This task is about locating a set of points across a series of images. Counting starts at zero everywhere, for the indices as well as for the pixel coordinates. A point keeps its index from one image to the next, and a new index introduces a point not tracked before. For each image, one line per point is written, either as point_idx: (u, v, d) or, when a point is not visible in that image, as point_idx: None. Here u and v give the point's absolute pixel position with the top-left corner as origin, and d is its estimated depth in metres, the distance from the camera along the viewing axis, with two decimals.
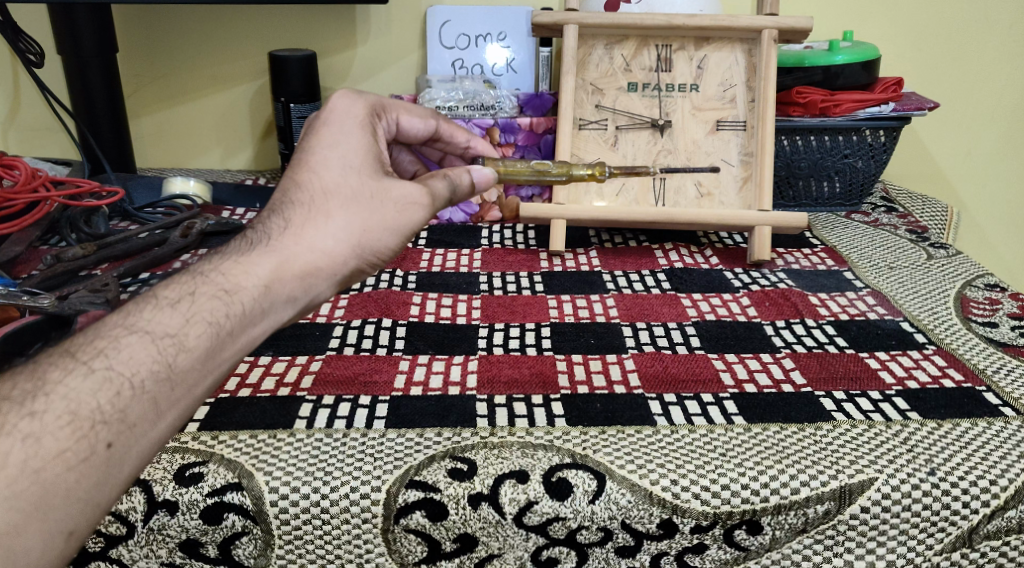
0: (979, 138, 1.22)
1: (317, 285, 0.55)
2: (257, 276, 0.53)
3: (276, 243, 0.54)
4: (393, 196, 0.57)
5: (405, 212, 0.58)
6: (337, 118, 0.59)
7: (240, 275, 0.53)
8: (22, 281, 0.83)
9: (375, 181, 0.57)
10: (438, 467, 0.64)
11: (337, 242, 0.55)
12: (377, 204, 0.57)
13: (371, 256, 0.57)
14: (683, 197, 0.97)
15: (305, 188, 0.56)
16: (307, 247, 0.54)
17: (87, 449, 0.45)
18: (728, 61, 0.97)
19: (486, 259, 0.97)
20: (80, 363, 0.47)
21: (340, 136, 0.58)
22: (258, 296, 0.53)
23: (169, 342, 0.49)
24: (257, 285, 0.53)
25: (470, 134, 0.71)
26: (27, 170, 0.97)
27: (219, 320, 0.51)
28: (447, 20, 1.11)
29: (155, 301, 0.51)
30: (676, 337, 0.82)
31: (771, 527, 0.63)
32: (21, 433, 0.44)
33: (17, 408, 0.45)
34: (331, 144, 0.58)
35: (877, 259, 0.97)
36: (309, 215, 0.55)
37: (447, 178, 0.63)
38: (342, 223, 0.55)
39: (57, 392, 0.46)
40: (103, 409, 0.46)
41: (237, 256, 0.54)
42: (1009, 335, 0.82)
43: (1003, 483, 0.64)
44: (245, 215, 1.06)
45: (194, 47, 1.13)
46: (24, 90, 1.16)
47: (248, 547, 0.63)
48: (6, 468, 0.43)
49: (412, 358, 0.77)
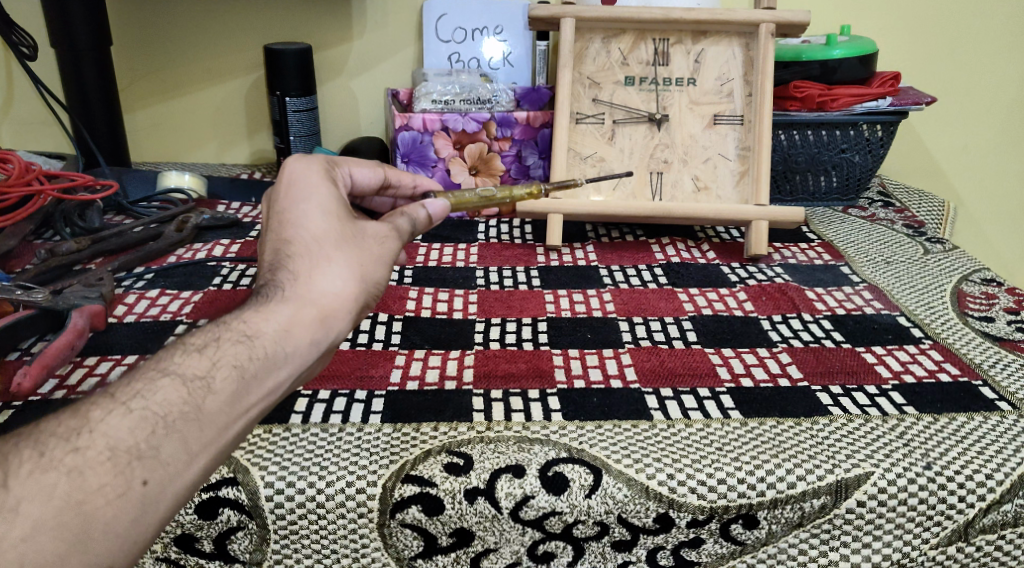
0: (976, 132, 1.22)
1: (336, 327, 0.54)
2: (274, 322, 0.52)
3: (288, 290, 0.53)
4: (371, 231, 0.57)
5: (388, 244, 0.58)
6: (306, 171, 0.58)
7: (257, 322, 0.52)
8: (17, 275, 0.82)
9: (356, 220, 0.57)
10: (434, 462, 0.63)
11: (342, 281, 0.54)
12: (363, 242, 0.56)
13: (373, 291, 0.56)
14: (680, 192, 0.97)
15: (299, 233, 0.55)
16: (317, 290, 0.54)
17: (123, 484, 0.45)
18: (725, 55, 0.97)
19: (482, 253, 0.97)
20: (118, 403, 0.47)
21: (312, 184, 0.57)
22: (278, 341, 0.52)
23: (199, 384, 0.49)
24: (276, 330, 0.52)
25: (416, 176, 0.69)
26: (20, 164, 0.95)
27: (244, 363, 0.50)
28: (442, 14, 1.10)
29: (183, 347, 0.51)
30: (673, 331, 0.81)
31: (767, 521, 0.64)
32: (64, 467, 0.44)
33: (62, 443, 0.45)
34: (303, 196, 0.57)
35: (873, 254, 0.97)
36: (310, 259, 0.54)
37: (405, 215, 0.61)
38: (344, 262, 0.55)
39: (98, 429, 0.46)
40: (139, 445, 0.46)
41: (252, 307, 0.53)
42: (1006, 330, 0.82)
43: (1000, 477, 0.64)
44: (240, 210, 1.06)
45: (188, 40, 1.13)
46: (17, 83, 1.15)
47: (243, 542, 0.63)
48: (52, 500, 0.43)
49: (408, 352, 0.77)
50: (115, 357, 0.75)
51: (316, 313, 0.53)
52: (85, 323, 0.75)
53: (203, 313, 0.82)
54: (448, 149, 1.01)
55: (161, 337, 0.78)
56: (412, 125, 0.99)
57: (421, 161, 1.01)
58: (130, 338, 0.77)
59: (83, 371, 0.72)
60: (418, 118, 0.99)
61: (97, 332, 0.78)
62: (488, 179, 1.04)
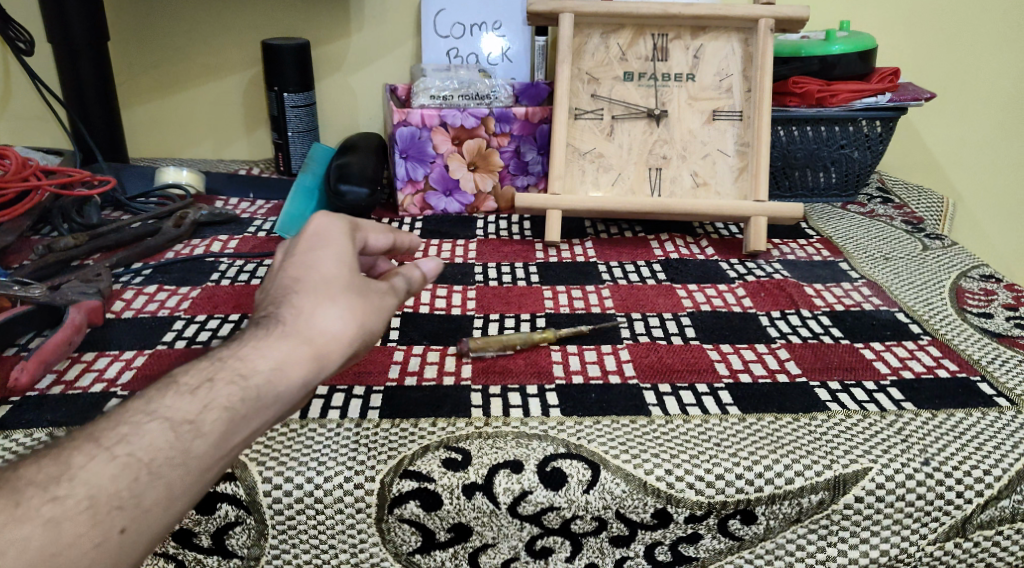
0: (975, 128, 1.22)
1: (328, 369, 0.54)
2: (268, 361, 0.52)
3: (287, 329, 0.54)
4: (376, 286, 0.58)
5: (389, 299, 0.58)
6: (324, 227, 0.60)
7: (253, 359, 0.52)
8: (14, 271, 0.82)
9: (363, 275, 0.58)
10: (432, 457, 0.63)
11: (341, 326, 0.55)
12: (368, 294, 0.57)
13: (366, 341, 0.57)
14: (678, 187, 0.97)
15: (307, 280, 0.56)
16: (317, 331, 0.54)
17: (102, 534, 0.46)
18: (724, 50, 0.97)
19: (481, 250, 0.97)
20: (102, 450, 0.47)
21: (327, 240, 0.59)
22: (269, 381, 0.52)
23: (188, 428, 0.49)
24: (268, 370, 0.52)
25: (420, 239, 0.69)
26: (18, 160, 0.95)
27: (235, 405, 0.51)
28: (441, 9, 1.10)
29: (176, 386, 0.51)
30: (672, 327, 0.81)
31: (765, 517, 0.64)
32: (41, 518, 0.45)
33: (40, 492, 0.46)
34: (314, 249, 0.58)
35: (872, 250, 0.97)
36: (313, 301, 0.55)
37: (403, 274, 0.61)
38: (344, 308, 0.55)
39: (79, 477, 0.46)
40: (121, 494, 0.47)
41: (249, 345, 0.53)
42: (1004, 326, 0.82)
43: (997, 473, 0.64)
44: (239, 206, 1.06)
45: (186, 36, 1.13)
46: (15, 79, 1.15)
47: (241, 537, 0.63)
48: (28, 551, 0.44)
49: (406, 348, 0.77)
50: (113, 353, 0.74)
51: (309, 351, 0.53)
52: (83, 319, 0.75)
53: (202, 309, 0.82)
54: (447, 145, 1.00)
55: (159, 332, 0.78)
56: (410, 121, 0.98)
57: (419, 156, 1.00)
58: (128, 333, 0.77)
59: (81, 367, 0.72)
60: (416, 114, 0.98)
61: (96, 328, 0.78)
62: (485, 175, 1.04)
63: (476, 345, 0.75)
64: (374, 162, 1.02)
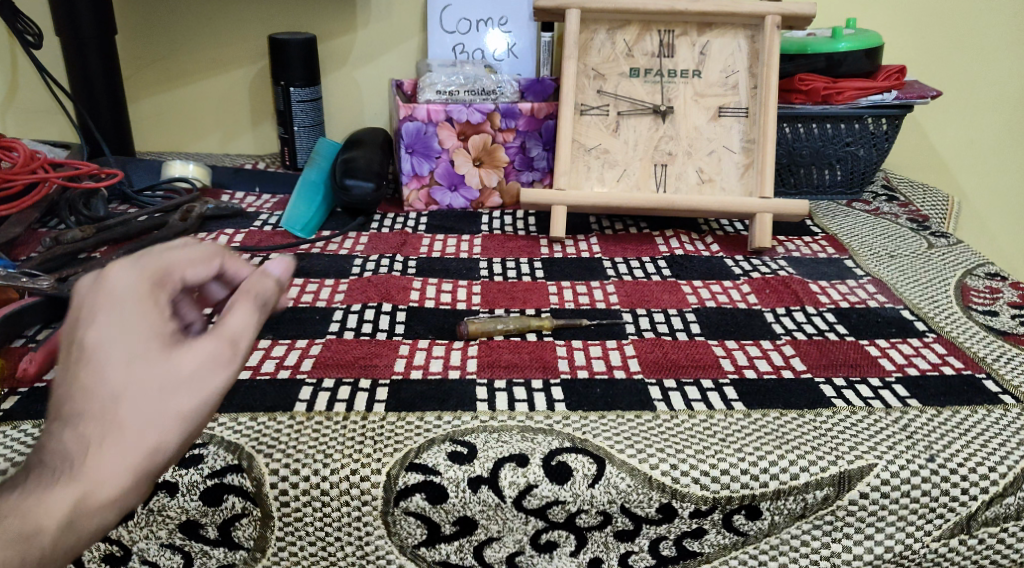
0: (981, 127, 1.22)
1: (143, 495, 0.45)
2: (56, 513, 0.43)
3: (75, 471, 0.43)
4: (189, 364, 0.45)
5: (213, 373, 0.46)
6: (112, 301, 0.46)
7: (36, 515, 0.43)
8: (22, 263, 0.82)
9: (170, 355, 0.45)
10: (438, 450, 0.64)
11: (144, 447, 0.44)
12: (178, 390, 0.45)
13: (187, 442, 0.46)
14: (684, 183, 0.97)
15: (91, 397, 0.43)
16: (114, 465, 0.43)
17: None
18: (730, 47, 0.97)
19: (486, 245, 0.97)
20: None
21: (115, 320, 0.45)
22: (63, 531, 0.43)
23: None
24: (60, 521, 0.43)
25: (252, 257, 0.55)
26: (26, 152, 0.95)
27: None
28: (447, 5, 1.10)
29: None
30: (677, 323, 0.82)
31: (769, 512, 0.64)
32: None
33: None
34: (95, 342, 0.45)
35: (877, 247, 0.97)
36: (103, 428, 0.43)
37: (249, 300, 0.49)
38: (147, 426, 0.44)
39: None
40: None
41: (27, 491, 0.43)
42: (1010, 324, 0.82)
43: (1002, 470, 0.64)
44: (245, 200, 1.07)
45: (193, 30, 1.13)
46: (22, 72, 1.15)
47: (247, 529, 0.63)
48: None
49: (411, 342, 0.77)
50: None
51: (113, 493, 0.43)
52: None
53: None
54: (453, 140, 1.00)
55: None
56: (416, 116, 0.98)
57: (425, 152, 1.00)
58: None
59: None
60: (422, 109, 0.98)
61: None
62: (491, 171, 1.04)
63: (475, 329, 0.77)
64: (379, 156, 1.02)
